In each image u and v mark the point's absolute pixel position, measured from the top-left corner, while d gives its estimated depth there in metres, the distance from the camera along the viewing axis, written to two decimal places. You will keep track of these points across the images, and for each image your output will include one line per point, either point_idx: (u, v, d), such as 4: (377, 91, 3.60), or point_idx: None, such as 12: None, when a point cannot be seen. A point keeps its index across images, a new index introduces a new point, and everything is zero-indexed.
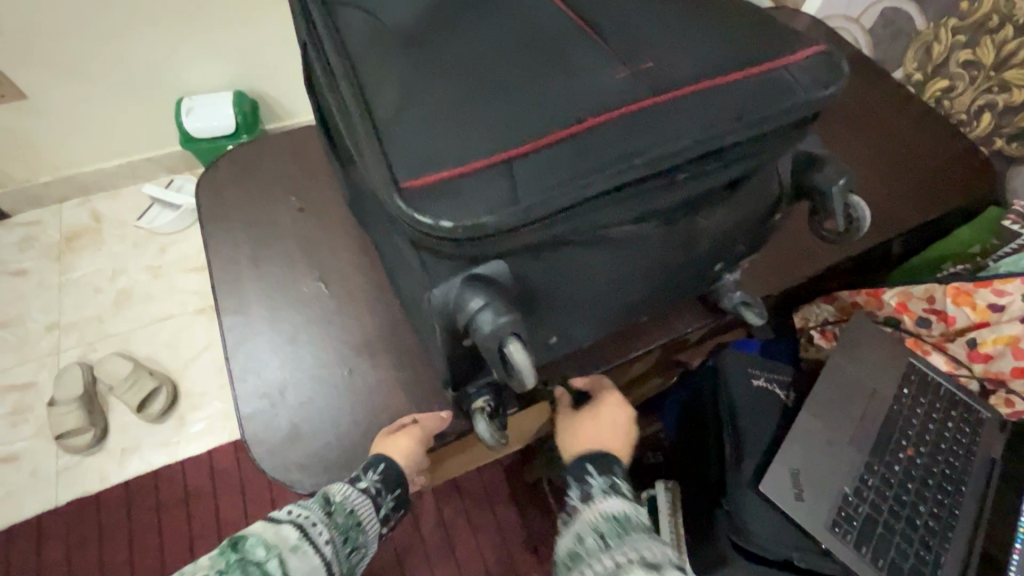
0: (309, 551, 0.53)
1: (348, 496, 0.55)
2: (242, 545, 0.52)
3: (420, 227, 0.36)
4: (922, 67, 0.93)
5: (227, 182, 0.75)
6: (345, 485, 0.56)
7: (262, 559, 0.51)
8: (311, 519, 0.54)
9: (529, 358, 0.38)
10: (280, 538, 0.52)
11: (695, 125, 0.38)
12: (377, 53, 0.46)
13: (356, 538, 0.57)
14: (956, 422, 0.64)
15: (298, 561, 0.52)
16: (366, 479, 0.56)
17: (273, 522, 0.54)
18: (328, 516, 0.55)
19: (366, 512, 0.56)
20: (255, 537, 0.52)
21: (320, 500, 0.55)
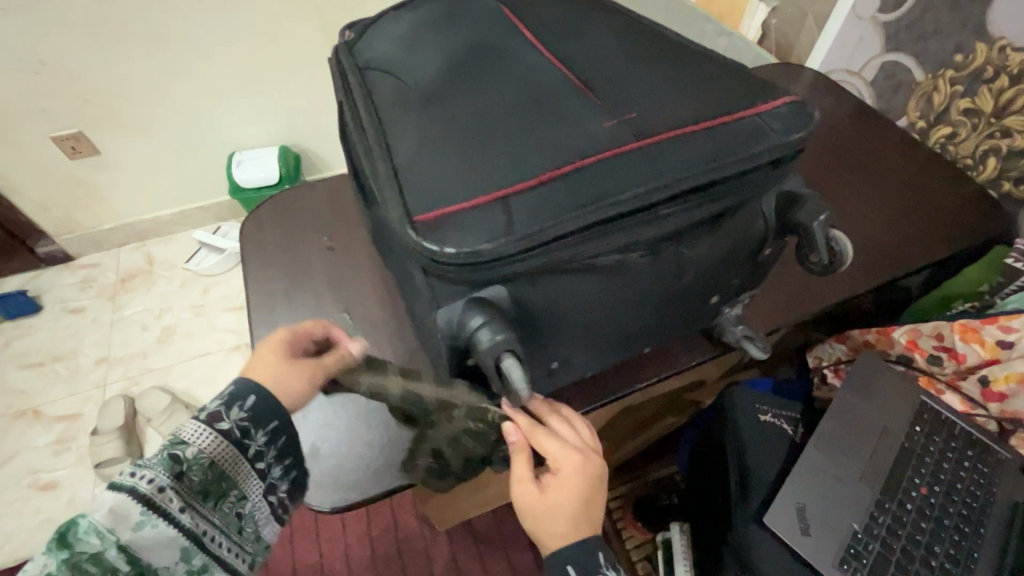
0: (160, 524, 0.45)
1: (207, 442, 0.48)
2: (70, 537, 0.41)
3: (427, 254, 0.40)
4: (925, 116, 0.96)
5: (267, 223, 0.83)
6: (201, 427, 0.49)
7: (100, 550, 0.42)
8: (158, 484, 0.45)
9: (524, 375, 0.42)
10: (119, 520, 0.43)
11: (675, 166, 0.43)
12: (401, 110, 0.53)
13: (227, 493, 0.49)
14: (972, 462, 0.62)
15: (149, 534, 0.44)
16: (228, 418, 0.50)
17: (110, 498, 0.44)
18: (180, 478, 0.47)
19: (232, 459, 0.49)
20: (86, 523, 0.42)
21: (167, 458, 0.47)
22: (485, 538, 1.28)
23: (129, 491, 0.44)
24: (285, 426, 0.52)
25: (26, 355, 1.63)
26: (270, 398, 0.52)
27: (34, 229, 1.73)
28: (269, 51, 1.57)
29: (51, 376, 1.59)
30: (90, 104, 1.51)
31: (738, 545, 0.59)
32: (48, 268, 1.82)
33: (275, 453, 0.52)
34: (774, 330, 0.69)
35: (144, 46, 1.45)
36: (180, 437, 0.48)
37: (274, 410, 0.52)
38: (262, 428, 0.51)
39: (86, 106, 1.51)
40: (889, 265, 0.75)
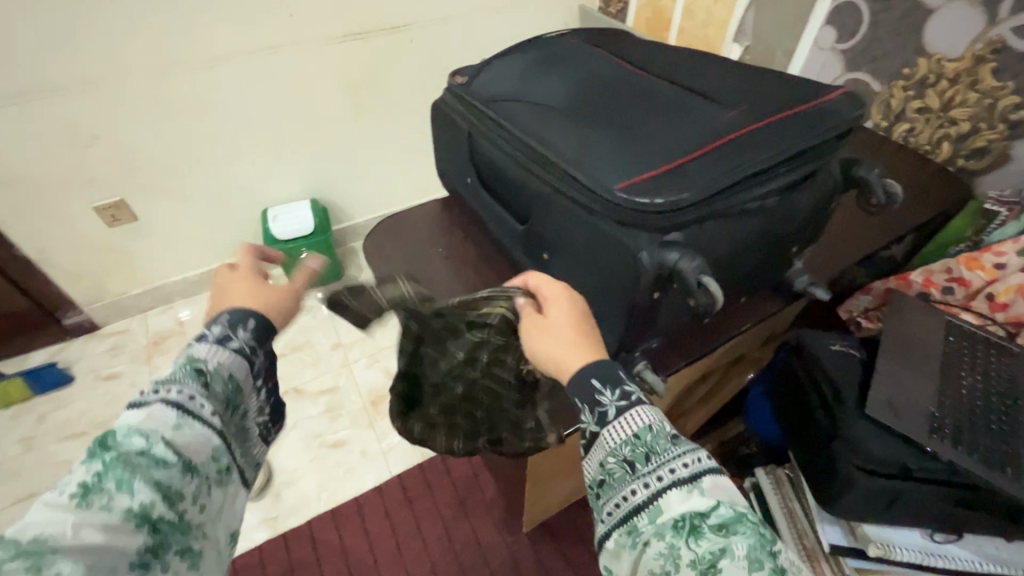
0: (195, 424, 0.51)
1: (224, 357, 0.56)
2: (112, 442, 0.47)
3: (637, 207, 0.55)
4: (886, 117, 1.21)
5: (387, 243, 0.96)
6: (215, 346, 0.56)
7: (146, 447, 0.47)
8: (188, 394, 0.52)
9: (716, 285, 0.54)
10: (155, 423, 0.49)
11: (790, 136, 0.60)
12: (557, 123, 0.69)
13: (238, 405, 0.57)
14: (996, 356, 0.80)
15: (186, 432, 0.50)
16: (237, 338, 0.58)
17: (141, 408, 0.49)
18: (206, 386, 0.53)
19: (244, 373, 0.58)
20: (124, 430, 0.47)
21: (192, 371, 0.53)
22: (564, 534, 1.36)
23: (163, 401, 0.50)
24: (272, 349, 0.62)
25: (63, 425, 1.60)
26: (265, 322, 0.61)
27: (65, 300, 1.74)
28: (302, 114, 1.71)
29: None
30: (133, 172, 1.59)
31: (847, 436, 0.74)
32: (76, 339, 1.81)
33: (270, 370, 0.62)
34: (828, 277, 0.87)
35: (189, 115, 1.56)
36: (194, 356, 0.55)
37: (269, 331, 0.61)
38: (261, 347, 0.60)
39: (128, 175, 1.59)
40: (897, 223, 0.96)
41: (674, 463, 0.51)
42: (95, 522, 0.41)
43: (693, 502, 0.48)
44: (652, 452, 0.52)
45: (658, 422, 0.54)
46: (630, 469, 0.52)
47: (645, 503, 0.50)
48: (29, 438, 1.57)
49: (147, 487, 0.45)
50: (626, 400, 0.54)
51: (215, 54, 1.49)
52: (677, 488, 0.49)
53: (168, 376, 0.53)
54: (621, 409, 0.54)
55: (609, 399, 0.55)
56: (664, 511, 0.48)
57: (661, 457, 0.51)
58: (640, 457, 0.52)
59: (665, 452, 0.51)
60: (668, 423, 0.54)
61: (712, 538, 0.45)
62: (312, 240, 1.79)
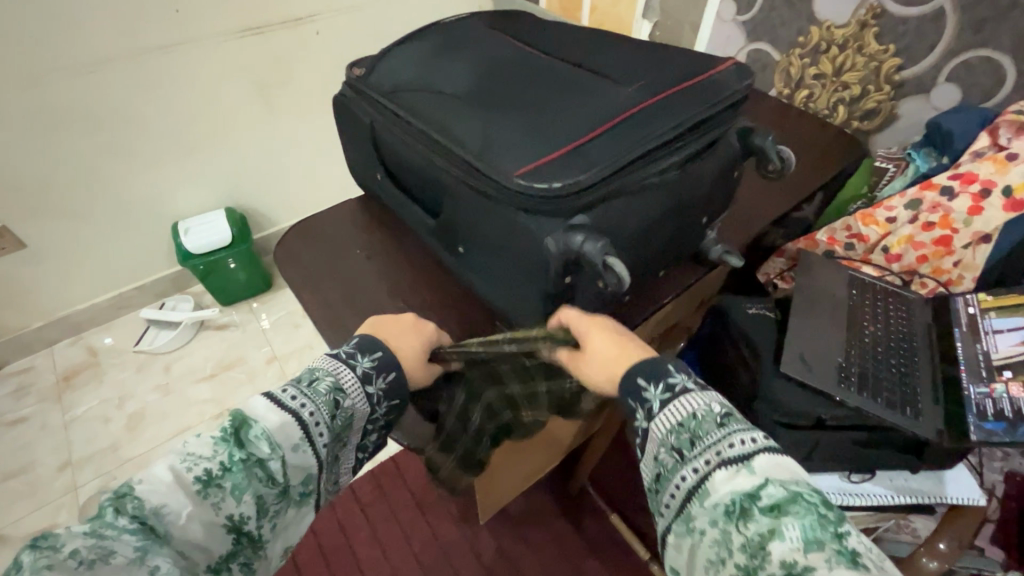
0: (311, 451, 0.53)
1: (358, 398, 0.59)
2: (248, 439, 0.50)
3: (536, 192, 0.54)
4: (788, 84, 1.26)
5: (302, 248, 0.90)
6: (357, 381, 0.60)
7: (266, 458, 0.50)
8: (316, 419, 0.54)
9: (623, 266, 0.54)
10: (285, 436, 0.52)
11: (684, 108, 0.61)
12: (457, 110, 0.67)
13: (343, 439, 0.59)
14: (894, 303, 0.86)
15: (298, 458, 0.52)
16: (374, 382, 0.61)
17: (278, 415, 0.52)
18: (332, 418, 0.56)
19: (359, 416, 0.60)
20: (261, 431, 0.51)
21: (329, 400, 0.56)
22: (523, 520, 1.36)
23: (295, 415, 0.53)
24: (397, 408, 0.64)
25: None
26: (403, 382, 0.64)
27: None
28: (204, 117, 1.59)
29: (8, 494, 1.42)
30: (17, 193, 1.44)
31: (768, 395, 0.76)
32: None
33: (384, 418, 0.63)
34: (741, 245, 0.89)
35: (75, 126, 1.42)
36: (338, 384, 0.58)
37: (402, 392, 0.64)
38: (387, 402, 0.62)
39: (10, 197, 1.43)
40: (803, 186, 1.00)
41: (720, 446, 0.50)
42: (201, 518, 0.46)
43: (739, 483, 0.47)
44: (697, 438, 0.52)
45: (705, 405, 0.54)
46: (677, 456, 0.52)
47: (695, 487, 0.49)
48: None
49: (249, 501, 0.48)
50: (671, 392, 0.56)
51: (96, 56, 1.36)
52: (722, 469, 0.49)
53: (314, 391, 0.56)
54: (666, 400, 0.55)
55: (654, 391, 0.56)
56: (712, 492, 0.48)
57: (708, 442, 0.51)
58: (686, 444, 0.52)
59: (710, 436, 0.51)
60: (717, 406, 0.54)
61: (761, 516, 0.44)
62: (231, 251, 1.69)
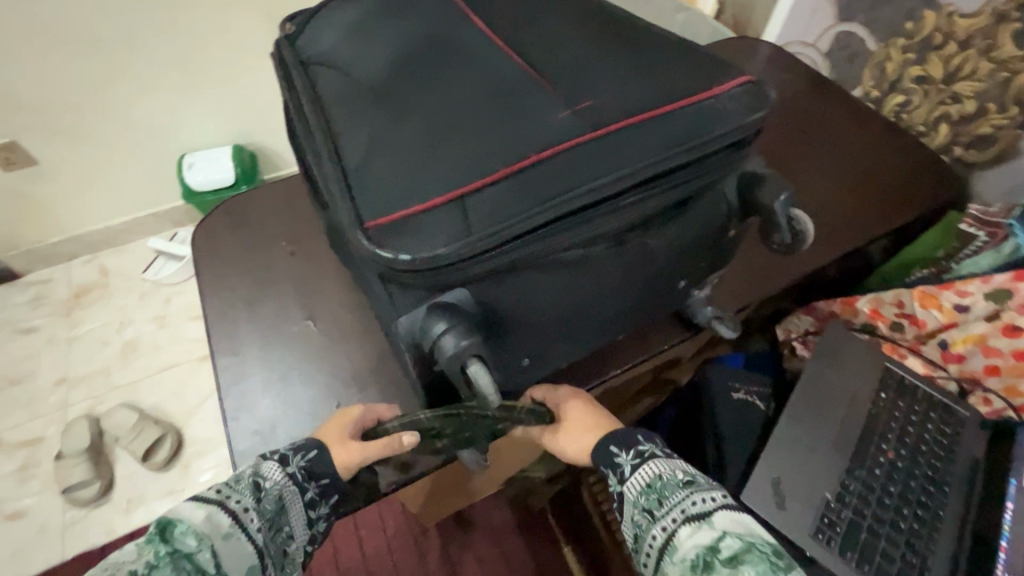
0: (243, 540, 0.42)
1: (280, 479, 0.47)
2: (170, 533, 0.39)
3: (382, 262, 0.38)
4: (879, 84, 0.96)
5: (222, 228, 0.77)
6: (275, 462, 0.48)
7: (194, 551, 0.39)
8: (241, 504, 0.44)
9: (491, 379, 0.40)
10: (214, 525, 0.41)
11: (640, 150, 0.41)
12: (348, 103, 0.49)
13: (284, 528, 0.46)
14: (935, 423, 0.64)
15: (232, 550, 0.41)
16: (295, 462, 0.49)
17: (198, 508, 0.42)
18: (261, 501, 0.45)
19: (293, 498, 0.48)
20: (183, 524, 0.40)
21: (251, 484, 0.45)
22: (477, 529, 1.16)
23: (216, 505, 0.42)
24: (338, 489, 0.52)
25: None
26: (329, 455, 0.51)
27: None
28: None
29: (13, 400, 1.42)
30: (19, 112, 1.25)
31: None
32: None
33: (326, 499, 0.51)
34: (742, 308, 0.69)
35: (91, 49, 1.21)
36: (261, 470, 0.47)
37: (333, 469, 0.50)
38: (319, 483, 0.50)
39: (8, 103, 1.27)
40: (846, 238, 0.77)
41: (685, 504, 0.43)
42: None
43: (701, 539, 0.40)
44: (665, 497, 0.44)
45: (672, 469, 0.46)
46: (647, 516, 0.44)
47: (663, 547, 0.42)
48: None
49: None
50: (641, 457, 0.48)
51: None
52: (686, 525, 0.42)
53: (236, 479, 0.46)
54: (636, 464, 0.47)
55: (625, 456, 0.48)
56: (677, 553, 0.41)
57: (672, 499, 0.44)
58: (654, 502, 0.45)
59: (676, 495, 0.44)
60: (682, 468, 0.46)
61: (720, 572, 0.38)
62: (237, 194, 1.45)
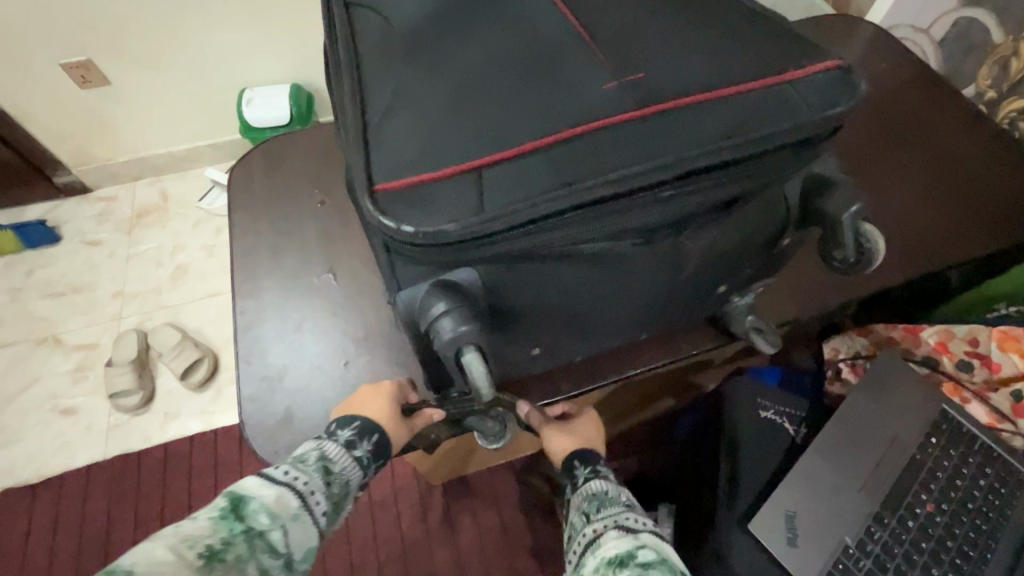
0: (309, 524, 0.43)
1: (347, 465, 0.48)
2: (243, 509, 0.40)
3: (386, 230, 0.35)
4: (997, 85, 0.83)
5: (259, 170, 0.76)
6: (341, 447, 0.49)
7: (266, 529, 0.40)
8: (310, 487, 0.45)
9: (484, 371, 0.37)
10: (284, 507, 0.42)
11: (690, 137, 0.36)
12: (380, 49, 0.45)
13: (342, 511, 0.48)
14: (990, 480, 0.57)
15: (300, 532, 0.42)
16: (360, 446, 0.50)
17: (271, 487, 0.43)
18: (329, 485, 0.46)
19: (355, 484, 0.49)
20: (255, 502, 0.41)
21: (320, 467, 0.46)
22: (484, 492, 1.11)
23: (288, 486, 0.43)
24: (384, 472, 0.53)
25: (42, 283, 1.43)
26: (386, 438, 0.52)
27: (45, 157, 1.43)
28: None
29: (74, 305, 1.41)
30: (95, 31, 1.19)
31: (718, 544, 0.58)
32: (66, 199, 1.53)
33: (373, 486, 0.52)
34: (785, 323, 0.63)
35: None
36: (325, 454, 0.48)
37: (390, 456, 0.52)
38: (379, 467, 0.52)
39: None
40: (921, 260, 0.68)
41: (618, 516, 0.45)
42: None
43: (622, 545, 0.42)
44: (603, 507, 0.47)
45: (619, 491, 0.49)
46: (583, 520, 0.47)
47: (588, 544, 0.44)
48: (9, 289, 1.42)
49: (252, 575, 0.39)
50: (594, 473, 0.52)
51: None
52: (616, 531, 0.44)
53: (302, 461, 0.46)
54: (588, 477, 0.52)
55: (582, 470, 0.52)
56: (596, 549, 0.43)
57: (610, 510, 0.46)
58: (593, 509, 0.48)
59: (613, 507, 0.47)
60: (628, 494, 0.49)
61: (629, 569, 0.39)
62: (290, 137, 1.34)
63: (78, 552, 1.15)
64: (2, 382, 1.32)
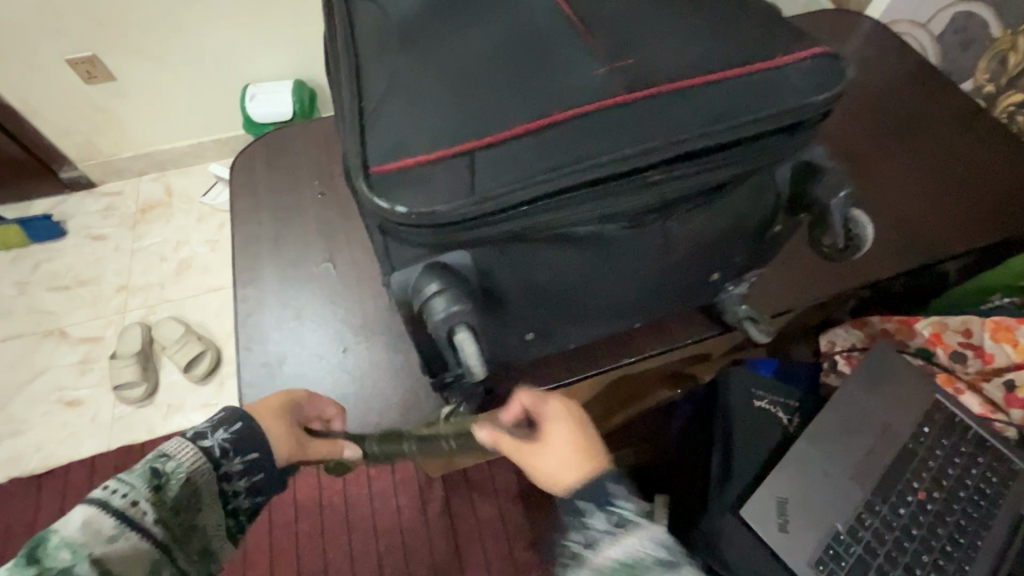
0: (138, 540, 0.35)
1: (188, 458, 0.39)
2: (41, 549, 0.32)
3: (379, 211, 0.36)
4: (995, 79, 0.83)
5: (260, 160, 0.77)
6: (180, 442, 0.40)
7: (70, 563, 0.32)
8: (131, 499, 0.36)
9: (476, 349, 0.39)
10: (94, 530, 0.33)
11: (677, 120, 0.37)
12: (376, 37, 0.45)
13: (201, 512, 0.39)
14: (982, 470, 0.57)
15: (123, 558, 0.34)
16: (211, 437, 0.41)
17: (80, 509, 0.34)
18: (158, 491, 0.37)
19: (212, 480, 0.40)
20: (57, 537, 0.33)
21: (146, 470, 0.37)
22: (483, 484, 1.12)
23: (102, 505, 0.34)
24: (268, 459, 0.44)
25: (48, 276, 1.45)
26: (259, 430, 0.43)
27: (51, 152, 1.44)
28: None
29: (79, 299, 1.42)
30: (101, 27, 1.21)
31: (710, 530, 0.59)
32: (72, 194, 1.55)
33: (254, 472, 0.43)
34: (779, 312, 0.63)
35: None
36: (161, 453, 0.39)
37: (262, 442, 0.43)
38: (252, 456, 0.43)
39: None
40: (916, 252, 0.68)
41: None
42: None
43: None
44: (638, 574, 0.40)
45: (643, 543, 0.42)
46: None
47: None
48: (15, 281, 1.44)
49: None
50: (611, 521, 0.43)
51: None
52: None
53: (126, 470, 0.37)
54: (608, 531, 0.43)
55: (596, 516, 0.44)
56: None
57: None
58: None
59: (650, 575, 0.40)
60: (656, 539, 0.42)
61: None
62: None
63: None
64: (9, 374, 1.33)
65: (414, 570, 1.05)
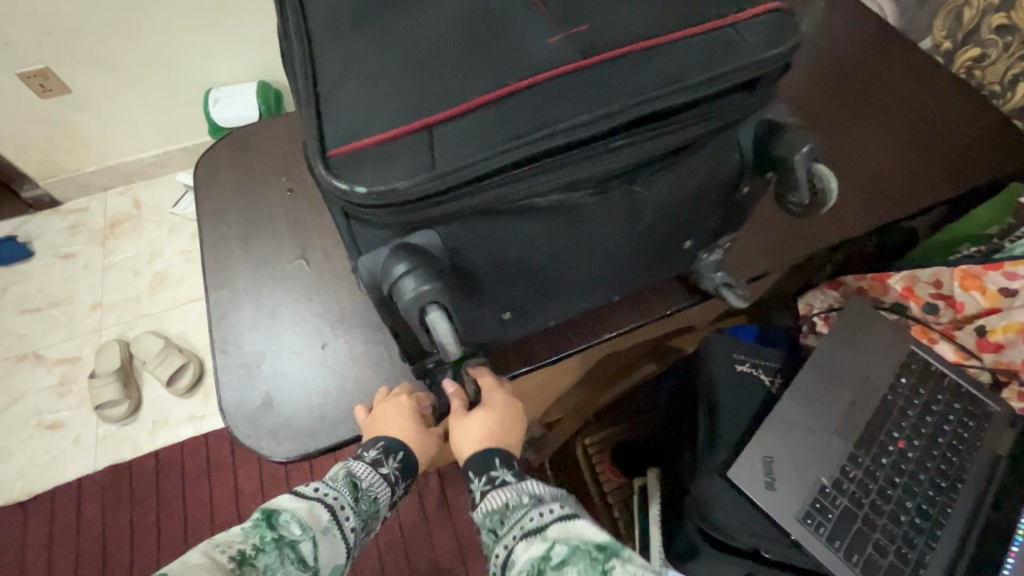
0: (340, 538, 0.45)
1: (374, 482, 0.50)
2: (275, 520, 0.43)
3: (339, 194, 0.35)
4: (952, 36, 0.83)
5: (224, 159, 0.75)
6: (367, 467, 0.50)
7: (298, 539, 0.42)
8: (340, 501, 0.47)
9: (450, 329, 0.38)
10: (315, 519, 0.44)
11: (634, 82, 0.36)
12: (329, 19, 0.44)
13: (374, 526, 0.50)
14: (959, 416, 0.59)
15: (331, 544, 0.44)
16: (387, 463, 0.51)
17: (303, 502, 0.45)
18: (357, 500, 0.48)
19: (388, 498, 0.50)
20: (287, 513, 0.43)
21: (349, 484, 0.49)
22: None
23: (320, 502, 0.46)
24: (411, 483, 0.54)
25: (18, 299, 1.41)
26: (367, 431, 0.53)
27: (12, 171, 1.40)
28: None
29: (52, 319, 1.38)
30: (51, 38, 1.16)
31: (698, 494, 0.59)
32: (36, 213, 1.50)
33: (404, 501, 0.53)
34: (755, 276, 0.64)
35: None
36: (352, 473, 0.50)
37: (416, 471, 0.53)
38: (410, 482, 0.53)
39: None
40: (883, 208, 0.69)
41: (523, 520, 0.43)
42: None
43: (532, 551, 0.40)
44: (507, 517, 0.44)
45: (515, 493, 0.46)
46: (491, 537, 0.45)
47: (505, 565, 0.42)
48: None
49: None
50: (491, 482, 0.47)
51: None
52: (523, 541, 0.41)
53: (333, 479, 0.49)
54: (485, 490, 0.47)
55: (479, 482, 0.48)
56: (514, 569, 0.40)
57: (513, 519, 0.44)
58: (497, 523, 0.45)
59: (516, 512, 0.44)
60: (528, 488, 0.46)
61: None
62: None
63: (75, 563, 1.14)
64: None
65: (415, 563, 1.05)
